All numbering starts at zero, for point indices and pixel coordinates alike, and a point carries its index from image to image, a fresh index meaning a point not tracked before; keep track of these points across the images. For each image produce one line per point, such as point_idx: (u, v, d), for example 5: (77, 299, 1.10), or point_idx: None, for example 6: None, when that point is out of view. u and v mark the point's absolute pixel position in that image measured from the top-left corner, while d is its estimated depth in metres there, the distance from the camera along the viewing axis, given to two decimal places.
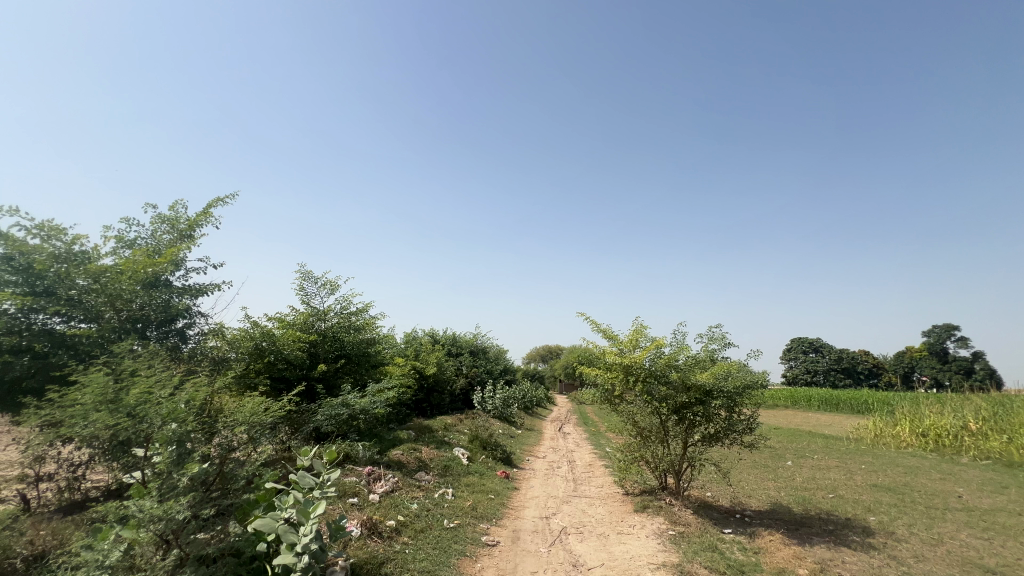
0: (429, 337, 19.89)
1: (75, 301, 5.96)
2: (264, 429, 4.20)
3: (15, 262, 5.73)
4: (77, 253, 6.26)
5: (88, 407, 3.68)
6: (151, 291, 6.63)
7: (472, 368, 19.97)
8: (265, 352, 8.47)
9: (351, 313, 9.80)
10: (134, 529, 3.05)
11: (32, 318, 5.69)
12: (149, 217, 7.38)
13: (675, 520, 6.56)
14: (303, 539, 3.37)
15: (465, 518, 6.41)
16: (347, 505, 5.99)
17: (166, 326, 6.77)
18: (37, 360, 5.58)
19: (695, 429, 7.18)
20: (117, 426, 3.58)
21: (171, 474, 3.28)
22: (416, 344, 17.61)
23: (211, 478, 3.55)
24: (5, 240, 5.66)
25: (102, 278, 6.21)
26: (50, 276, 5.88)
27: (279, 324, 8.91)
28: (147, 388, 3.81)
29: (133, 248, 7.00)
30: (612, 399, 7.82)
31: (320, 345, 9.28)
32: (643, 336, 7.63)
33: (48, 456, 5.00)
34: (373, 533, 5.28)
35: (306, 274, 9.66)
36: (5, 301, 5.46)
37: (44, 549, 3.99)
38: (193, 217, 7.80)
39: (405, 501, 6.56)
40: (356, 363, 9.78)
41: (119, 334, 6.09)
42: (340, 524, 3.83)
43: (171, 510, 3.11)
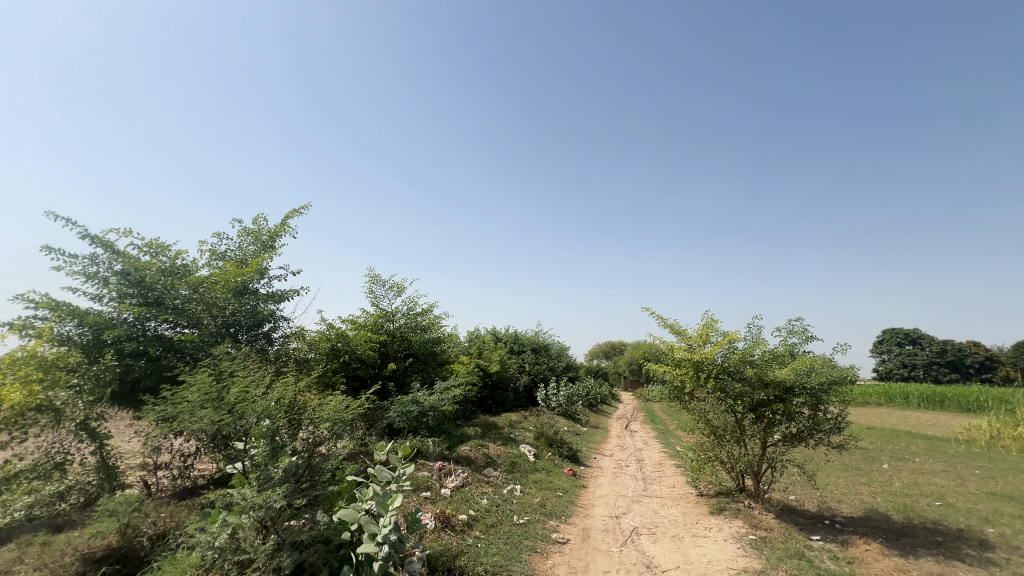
0: (491, 335, 20.20)
1: (181, 310, 6.68)
2: (344, 425, 4.47)
3: (131, 277, 6.49)
4: (179, 266, 7.00)
5: (195, 405, 4.13)
6: (241, 298, 7.26)
7: (534, 366, 20.04)
8: (340, 352, 9.00)
9: (417, 313, 10.18)
10: (239, 514, 3.37)
11: (146, 325, 6.45)
12: (237, 231, 8.08)
13: (756, 524, 6.21)
14: (383, 530, 3.54)
15: (535, 514, 6.46)
16: (421, 498, 6.23)
17: (255, 329, 7.39)
18: (152, 362, 6.32)
19: (774, 428, 6.75)
20: (220, 422, 3.98)
21: (267, 466, 3.58)
22: (479, 343, 17.96)
23: (301, 470, 3.83)
24: (123, 258, 6.44)
25: (201, 287, 6.88)
26: (159, 287, 6.63)
27: (352, 326, 9.43)
28: (243, 388, 4.21)
29: (224, 260, 7.70)
30: (682, 397, 7.55)
31: (390, 345, 9.72)
32: (714, 331, 7.32)
33: (164, 446, 5.61)
34: (447, 526, 5.47)
35: (374, 277, 10.12)
36: (125, 311, 6.22)
37: (164, 529, 4.50)
38: (274, 228, 8.44)
39: (476, 496, 6.73)
40: (423, 361, 10.14)
41: (217, 338, 6.75)
42: (415, 517, 3.99)
43: (269, 498, 3.38)
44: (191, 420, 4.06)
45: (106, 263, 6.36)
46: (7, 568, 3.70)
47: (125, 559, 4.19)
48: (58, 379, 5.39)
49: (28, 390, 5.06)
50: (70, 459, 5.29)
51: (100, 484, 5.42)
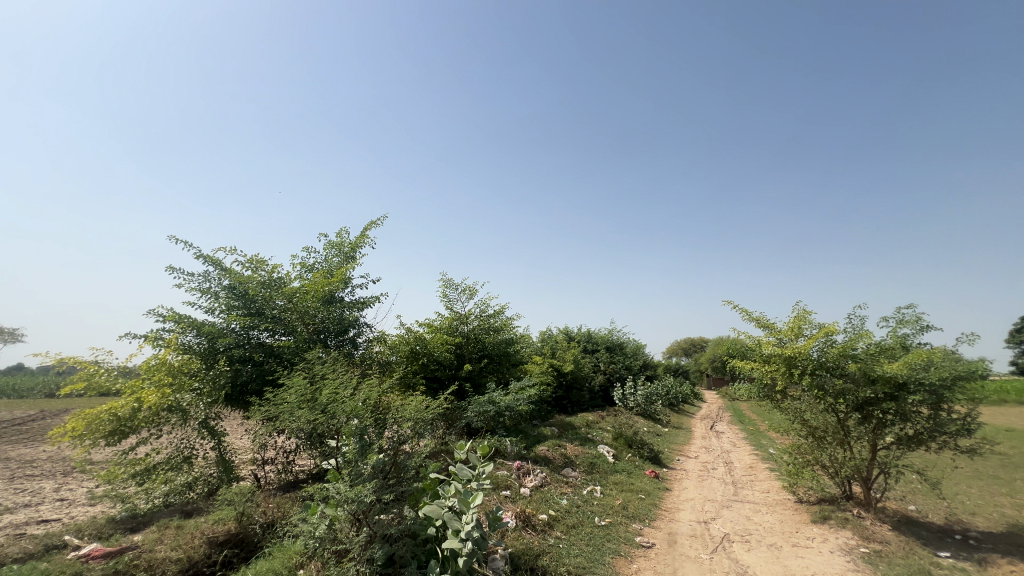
0: (564, 335, 20.08)
1: (278, 319, 7.33)
2: (426, 424, 4.62)
3: (237, 290, 7.24)
4: (275, 279, 7.68)
5: (294, 405, 4.52)
6: (328, 306, 7.81)
7: (610, 365, 19.62)
8: (419, 354, 9.40)
9: (490, 315, 10.36)
10: (335, 507, 3.62)
11: (250, 333, 7.12)
12: (323, 244, 8.74)
13: (868, 536, 5.59)
14: (466, 526, 3.63)
15: (617, 517, 6.30)
16: (501, 497, 6.32)
17: (342, 335, 7.92)
18: (257, 366, 6.96)
19: (886, 429, 6.05)
20: (315, 421, 4.31)
21: (357, 462, 3.83)
22: (552, 343, 17.93)
23: (388, 466, 4.04)
24: (229, 273, 7.20)
25: (294, 298, 7.50)
26: (259, 299, 7.31)
27: (429, 329, 9.81)
28: (334, 389, 4.53)
29: (313, 272, 8.34)
30: (774, 396, 7.00)
31: (465, 346, 9.97)
32: (808, 323, 6.72)
33: (270, 443, 6.13)
34: (528, 525, 5.51)
35: (448, 281, 10.45)
36: (233, 321, 6.94)
37: (273, 518, 4.94)
38: (355, 240, 9.02)
39: (555, 496, 6.71)
40: (498, 362, 10.30)
41: (310, 343, 7.30)
42: (496, 515, 4.06)
43: (360, 493, 3.59)
44: (291, 419, 4.44)
45: (217, 280, 7.15)
46: (151, 547, 4.28)
47: (242, 543, 4.66)
48: (184, 383, 6.23)
49: (162, 391, 5.95)
50: (194, 453, 6.13)
51: (220, 476, 6.10)
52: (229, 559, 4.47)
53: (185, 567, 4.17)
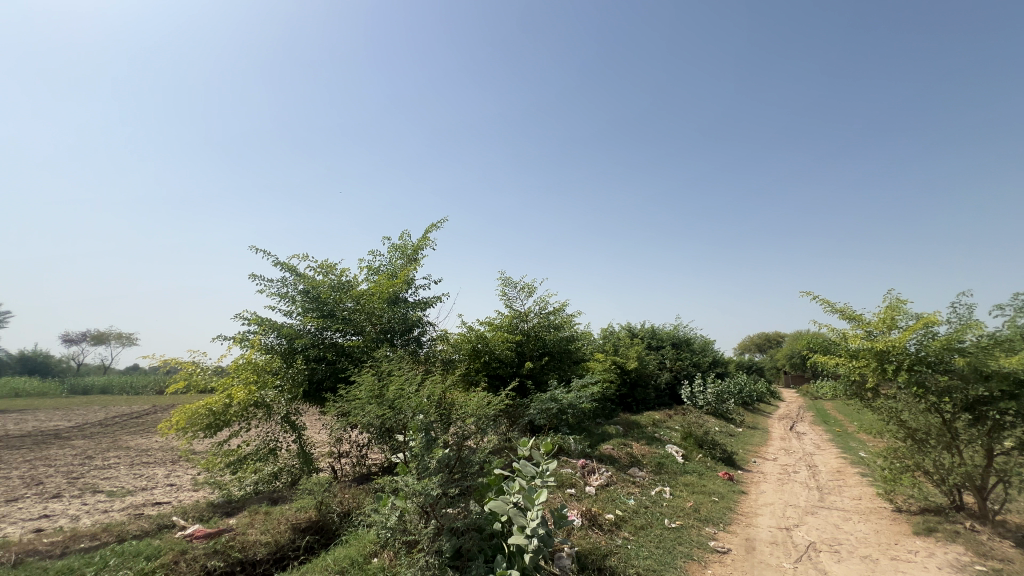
0: (627, 331, 19.59)
1: (348, 319, 7.68)
2: (489, 420, 4.65)
3: (311, 294, 7.67)
4: (344, 282, 8.09)
5: (365, 401, 4.76)
6: (393, 306, 8.10)
7: (676, 361, 18.86)
8: (481, 352, 9.55)
9: (549, 312, 10.29)
10: (404, 499, 3.77)
11: (324, 334, 7.52)
12: (387, 247, 9.11)
13: (985, 553, 4.94)
14: (531, 523, 3.62)
15: (688, 519, 6.03)
16: (566, 495, 6.25)
17: (407, 334, 8.18)
18: (330, 365, 7.34)
19: (1004, 433, 5.32)
20: (383, 416, 4.51)
21: (424, 456, 3.95)
22: (614, 339, 17.57)
23: (453, 461, 4.12)
24: (304, 278, 7.69)
25: (362, 299, 7.83)
26: (330, 301, 7.70)
27: (490, 327, 9.92)
28: (399, 385, 4.72)
29: (378, 274, 8.70)
30: (864, 394, 6.38)
31: (526, 344, 9.97)
32: (903, 313, 6.07)
33: (345, 438, 6.43)
34: (594, 525, 5.41)
35: (507, 279, 10.51)
36: (309, 323, 7.39)
37: (348, 508, 5.20)
38: (417, 242, 9.31)
39: (622, 496, 6.54)
40: (559, 360, 10.24)
41: (377, 342, 7.59)
42: (562, 512, 4.01)
43: (426, 486, 3.69)
44: (362, 414, 4.68)
45: (293, 285, 7.66)
46: (244, 530, 4.68)
47: (322, 530, 4.94)
48: (268, 380, 6.82)
49: (249, 388, 6.61)
50: (279, 445, 6.63)
51: (301, 468, 6.55)
52: (311, 544, 4.77)
53: (273, 550, 4.50)
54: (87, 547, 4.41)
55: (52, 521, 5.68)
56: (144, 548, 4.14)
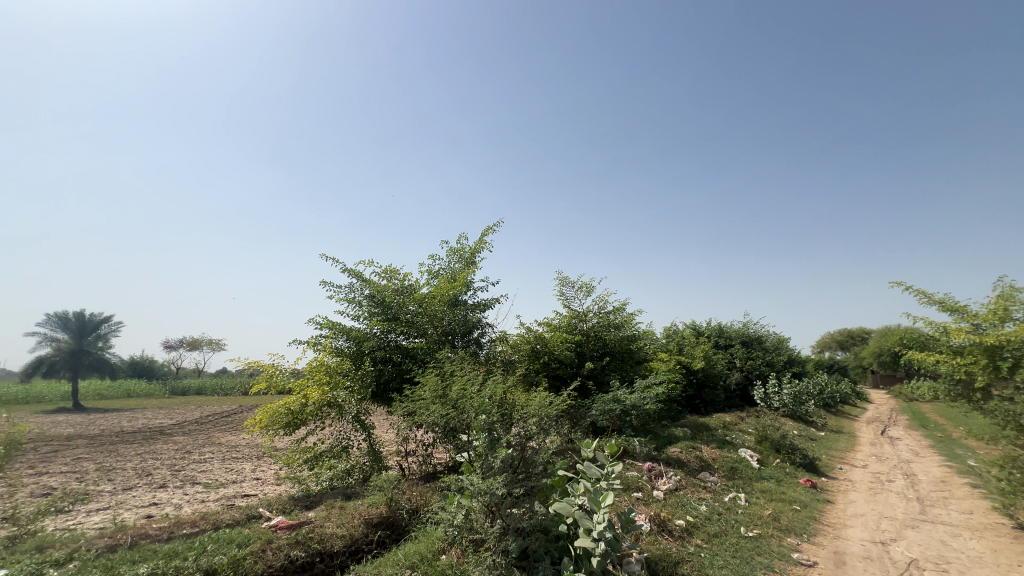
0: (691, 330, 18.81)
1: (411, 322, 7.88)
2: (551, 420, 4.58)
3: (376, 299, 7.97)
4: (407, 286, 8.34)
5: (430, 400, 4.91)
6: (454, 309, 8.23)
7: (747, 361, 17.82)
8: (540, 353, 9.53)
9: (609, 311, 10.06)
10: (470, 497, 3.82)
11: (389, 337, 7.77)
12: (446, 251, 9.33)
13: None
14: (597, 526, 3.53)
15: (767, 528, 5.65)
16: (633, 498, 6.07)
17: (467, 336, 8.30)
18: (396, 366, 7.57)
19: None
20: (447, 416, 4.62)
21: (488, 456, 3.99)
22: (678, 338, 16.94)
23: (516, 461, 4.12)
24: (369, 284, 8.03)
25: (424, 302, 8.01)
26: (394, 305, 7.95)
27: (548, 328, 9.88)
28: (462, 385, 4.80)
29: (439, 278, 8.93)
30: (972, 395, 5.67)
31: (586, 344, 9.80)
32: (1019, 304, 5.40)
33: (411, 437, 6.62)
34: (664, 530, 5.22)
35: (564, 278, 10.41)
36: (375, 326, 7.65)
37: (416, 505, 5.35)
38: (474, 245, 9.46)
39: (692, 502, 6.25)
40: (620, 359, 10.01)
41: (439, 344, 7.72)
42: (629, 517, 3.88)
43: (491, 485, 3.74)
44: (427, 414, 4.83)
45: (360, 290, 8.04)
46: (322, 522, 4.96)
47: (393, 526, 5.13)
48: (339, 381, 7.33)
49: (322, 389, 7.22)
50: (351, 443, 7.03)
51: (371, 465, 6.88)
52: (383, 539, 4.96)
53: (348, 543, 4.73)
54: (189, 533, 4.86)
55: (159, 509, 6.32)
56: (237, 536, 4.49)
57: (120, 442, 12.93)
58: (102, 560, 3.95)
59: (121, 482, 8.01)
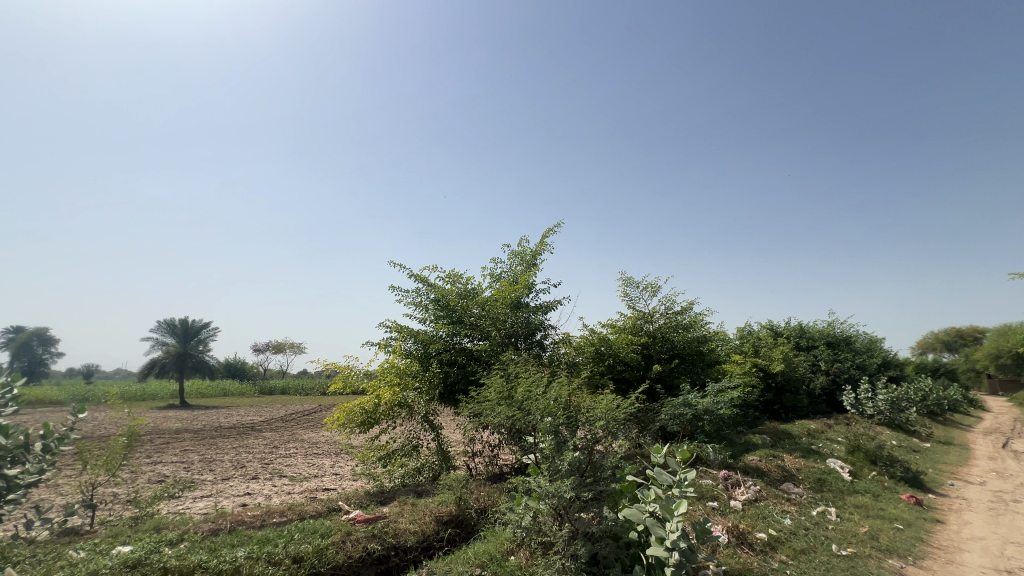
0: (768, 330, 17.61)
1: (475, 325, 8.01)
2: (619, 424, 4.47)
3: (441, 302, 8.19)
4: (470, 289, 8.51)
5: (496, 402, 4.99)
6: (516, 311, 8.25)
7: (834, 364, 16.38)
8: (604, 355, 9.34)
9: (676, 312, 9.67)
10: (538, 500, 3.83)
11: (455, 340, 7.95)
12: (507, 254, 9.42)
13: None
14: (670, 536, 3.38)
15: (863, 548, 5.14)
16: (708, 508, 5.78)
17: (530, 338, 8.31)
18: (461, 368, 7.72)
19: None
20: (514, 417, 4.67)
21: (555, 458, 3.97)
22: (753, 339, 15.93)
23: (584, 465, 4.05)
24: (434, 288, 8.28)
25: (487, 305, 8.12)
26: (458, 308, 8.12)
27: (612, 329, 9.66)
28: (528, 387, 4.82)
29: (501, 280, 9.03)
30: None
31: (653, 346, 9.47)
32: None
33: (477, 437, 6.74)
34: (743, 543, 4.93)
35: (628, 279, 10.13)
36: (440, 328, 7.86)
37: (484, 505, 5.43)
38: (535, 247, 9.47)
39: (775, 514, 5.82)
40: (690, 362, 9.59)
41: (503, 346, 7.79)
42: (705, 527, 3.68)
43: (559, 488, 3.72)
44: (494, 415, 4.92)
45: (426, 294, 8.31)
46: (396, 518, 5.18)
47: (462, 524, 5.25)
48: (408, 383, 7.60)
49: (393, 390, 7.52)
50: (420, 443, 7.33)
51: (440, 464, 7.11)
52: (453, 537, 5.09)
53: (420, 539, 4.89)
54: (278, 521, 5.26)
55: (252, 498, 6.90)
56: (320, 527, 4.79)
57: (219, 436, 14.28)
58: (208, 542, 4.37)
59: (220, 473, 8.83)
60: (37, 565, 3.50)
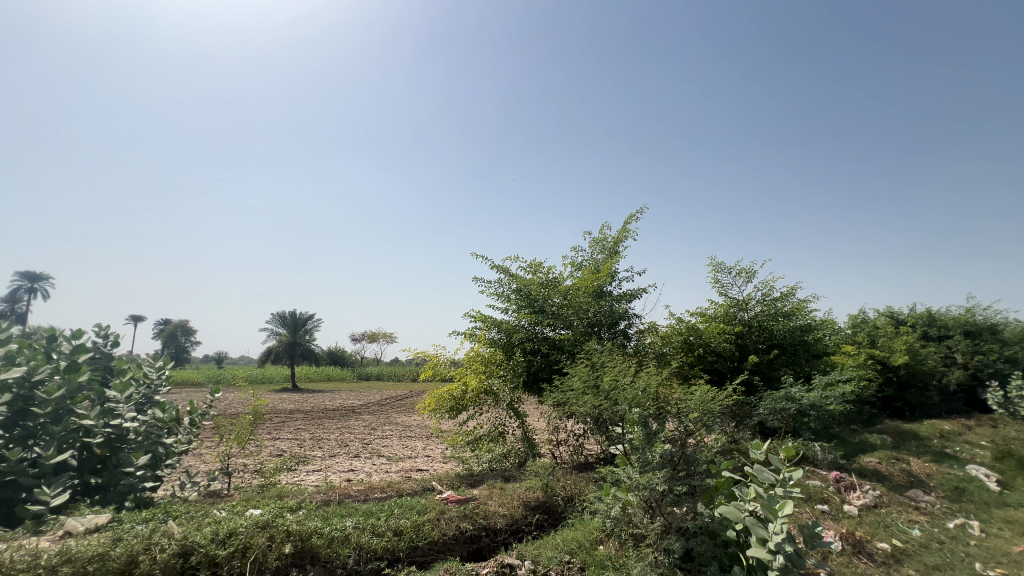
0: (887, 318, 15.61)
1: (557, 314, 7.99)
2: (714, 416, 4.22)
3: (523, 292, 8.26)
4: (551, 279, 8.49)
5: (581, 391, 4.97)
6: (599, 300, 8.10)
7: (974, 356, 14.14)
8: (694, 345, 8.83)
9: (775, 298, 8.91)
10: (628, 491, 3.77)
11: (537, 329, 7.99)
12: (588, 242, 9.27)
13: None
14: (774, 538, 3.13)
15: (1017, 569, 4.40)
16: (816, 511, 5.31)
17: (614, 327, 8.10)
18: (545, 357, 7.75)
19: None
20: (601, 407, 4.62)
21: (645, 450, 3.88)
22: (869, 328, 14.22)
23: (677, 458, 3.90)
24: (516, 278, 8.38)
25: (569, 294, 8.05)
26: (539, 298, 8.15)
27: (702, 318, 9.12)
28: (614, 376, 4.73)
29: (582, 269, 8.92)
30: None
31: (748, 336, 8.82)
32: None
33: (562, 426, 6.78)
34: (861, 552, 4.46)
35: (719, 264, 9.48)
36: (523, 318, 7.94)
37: (572, 493, 5.43)
38: (617, 234, 9.21)
39: (900, 524, 5.18)
40: (792, 353, 8.81)
41: (586, 335, 7.69)
42: (814, 531, 3.36)
43: (650, 480, 3.63)
44: (579, 404, 4.90)
45: (508, 284, 8.45)
46: (486, 500, 5.37)
47: (550, 511, 5.32)
48: (493, 371, 7.81)
49: (479, 378, 7.78)
50: (506, 429, 7.53)
51: (526, 451, 7.24)
52: (541, 522, 5.18)
53: (510, 522, 5.03)
54: (380, 496, 5.70)
55: (356, 475, 7.54)
56: (417, 504, 5.11)
57: (326, 418, 15.75)
58: (321, 511, 4.85)
59: (328, 451, 9.75)
60: (190, 521, 4.11)
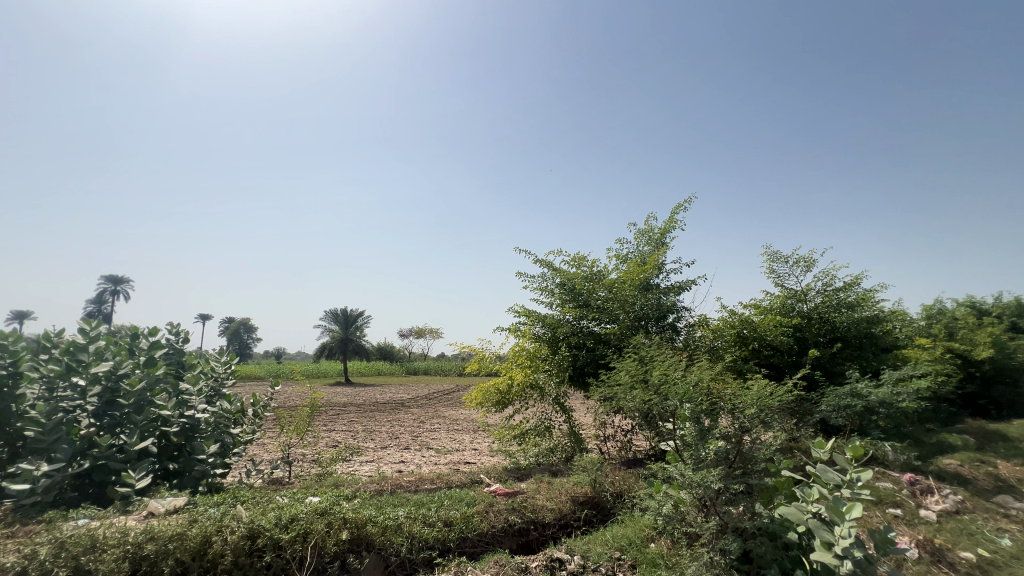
0: (968, 308, 14.28)
1: (602, 308, 7.87)
2: (774, 413, 4.00)
3: (567, 287, 8.18)
4: (596, 272, 8.37)
5: (629, 386, 4.87)
6: (646, 293, 7.91)
7: None
8: (748, 339, 8.44)
9: (838, 289, 8.36)
10: (680, 488, 3.67)
11: (582, 324, 7.90)
12: (633, 234, 9.07)
13: None
14: (841, 541, 2.95)
15: None
16: (889, 515, 4.95)
17: (662, 321, 7.88)
18: (590, 352, 7.66)
19: None
20: (650, 402, 4.51)
21: (698, 447, 3.77)
22: (946, 319, 13.07)
23: (732, 456, 3.74)
24: (560, 272, 8.32)
25: (614, 288, 7.90)
26: (584, 292, 8.05)
27: (756, 311, 8.70)
28: (664, 371, 4.61)
29: (628, 262, 8.73)
30: None
31: (808, 329, 8.34)
32: None
33: (610, 422, 6.69)
34: (941, 561, 4.12)
35: (774, 254, 9.00)
36: (567, 313, 7.88)
37: (621, 489, 5.35)
38: (663, 225, 8.94)
39: (986, 532, 4.75)
40: (857, 346, 8.25)
41: (632, 329, 7.52)
42: (887, 537, 3.13)
43: (705, 478, 3.52)
44: (628, 399, 4.80)
45: (551, 278, 8.40)
46: (534, 494, 5.39)
47: (598, 506, 5.27)
48: (538, 365, 7.80)
49: (525, 372, 7.80)
50: (552, 424, 7.47)
51: (573, 446, 7.19)
52: (590, 518, 5.14)
53: (558, 517, 5.02)
54: (430, 488, 5.85)
55: (406, 466, 7.77)
56: (466, 496, 5.20)
57: (378, 411, 16.32)
58: (375, 500, 5.03)
59: (379, 443, 10.10)
60: (256, 506, 4.38)
